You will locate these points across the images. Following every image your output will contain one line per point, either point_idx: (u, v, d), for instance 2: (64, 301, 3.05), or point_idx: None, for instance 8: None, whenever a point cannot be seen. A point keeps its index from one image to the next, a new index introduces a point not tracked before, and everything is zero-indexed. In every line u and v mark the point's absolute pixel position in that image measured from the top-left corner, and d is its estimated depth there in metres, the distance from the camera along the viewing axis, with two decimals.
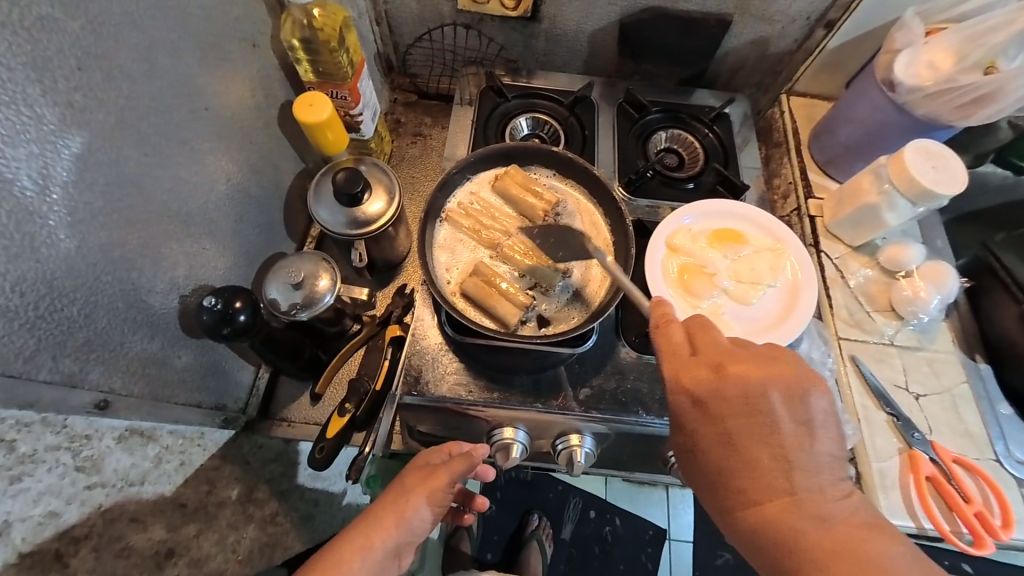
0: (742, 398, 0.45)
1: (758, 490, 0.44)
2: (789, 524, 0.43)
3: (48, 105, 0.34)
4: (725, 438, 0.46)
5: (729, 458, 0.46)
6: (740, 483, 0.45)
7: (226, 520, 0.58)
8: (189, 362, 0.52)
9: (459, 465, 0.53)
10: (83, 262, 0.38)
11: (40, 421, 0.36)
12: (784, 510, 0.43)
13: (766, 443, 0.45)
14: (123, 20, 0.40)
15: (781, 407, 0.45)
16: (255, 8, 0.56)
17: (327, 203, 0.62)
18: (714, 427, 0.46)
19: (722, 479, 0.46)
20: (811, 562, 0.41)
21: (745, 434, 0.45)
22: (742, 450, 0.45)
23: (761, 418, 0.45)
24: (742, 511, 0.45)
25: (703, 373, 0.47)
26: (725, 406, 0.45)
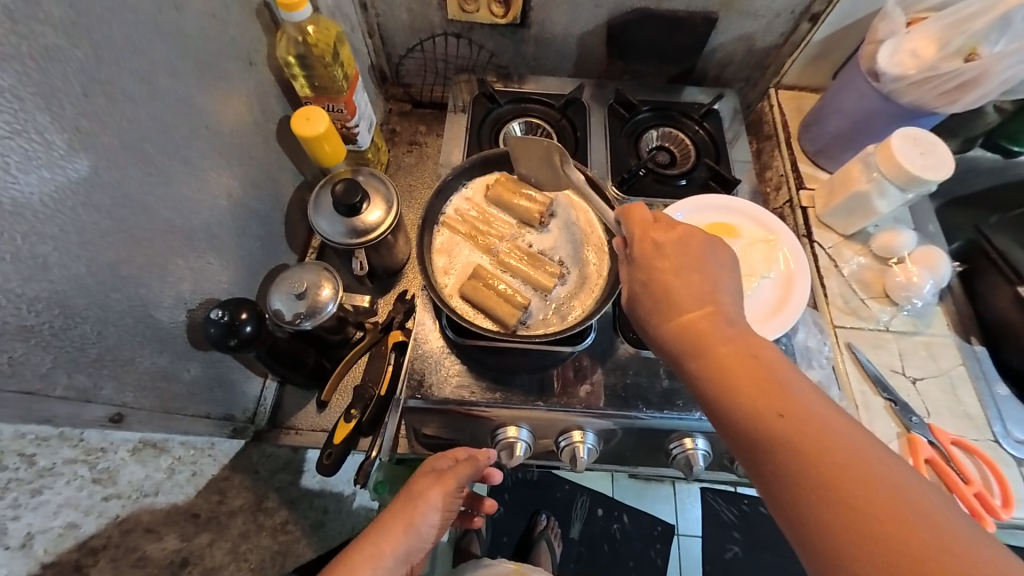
0: (688, 239, 0.47)
1: (698, 323, 0.42)
2: (704, 332, 0.42)
3: (57, 131, 0.36)
4: (666, 275, 0.46)
5: (670, 290, 0.45)
6: (679, 313, 0.44)
7: (237, 530, 0.59)
8: (196, 375, 0.53)
9: (465, 469, 0.56)
10: (93, 280, 0.39)
11: (57, 436, 0.37)
12: (701, 321, 0.42)
13: (694, 275, 0.45)
14: (124, 46, 0.41)
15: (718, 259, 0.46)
16: (249, 27, 0.58)
17: (326, 213, 0.63)
18: (659, 260, 0.46)
19: (664, 314, 0.45)
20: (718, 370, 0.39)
21: (686, 270, 0.45)
22: (677, 280, 0.45)
23: (699, 261, 0.46)
24: (681, 343, 0.43)
25: (658, 226, 0.49)
26: (665, 245, 0.47)
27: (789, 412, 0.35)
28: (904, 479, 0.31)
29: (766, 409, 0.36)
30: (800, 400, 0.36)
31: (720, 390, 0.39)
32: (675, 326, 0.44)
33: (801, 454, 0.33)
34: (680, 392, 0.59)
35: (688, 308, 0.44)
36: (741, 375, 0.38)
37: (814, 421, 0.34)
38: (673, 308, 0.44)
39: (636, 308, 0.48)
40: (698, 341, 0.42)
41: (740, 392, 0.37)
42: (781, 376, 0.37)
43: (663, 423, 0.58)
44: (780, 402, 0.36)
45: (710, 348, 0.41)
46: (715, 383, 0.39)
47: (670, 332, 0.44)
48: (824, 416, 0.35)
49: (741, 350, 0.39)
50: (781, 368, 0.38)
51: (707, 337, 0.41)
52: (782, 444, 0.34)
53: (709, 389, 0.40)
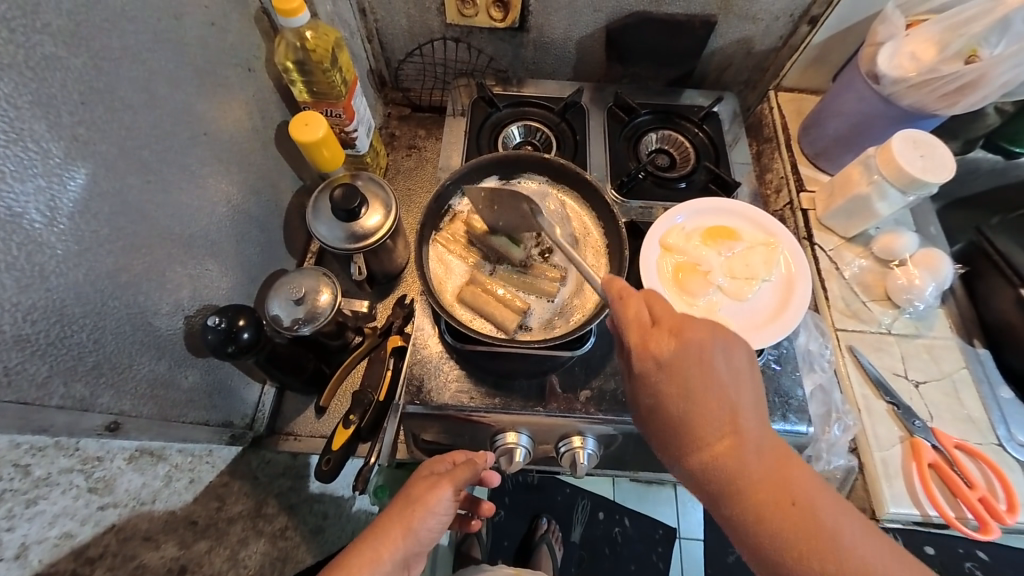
0: (697, 357, 0.44)
1: (726, 462, 0.42)
2: (732, 468, 0.41)
3: (54, 140, 0.36)
4: (683, 405, 0.44)
5: (691, 425, 0.43)
6: (705, 450, 0.43)
7: (237, 536, 0.57)
8: (195, 381, 0.53)
9: (463, 472, 0.55)
10: (91, 288, 0.39)
11: (53, 445, 0.37)
12: (725, 455, 0.42)
13: (709, 396, 0.43)
14: (122, 54, 0.41)
15: (726, 366, 0.44)
16: (248, 33, 0.58)
17: (325, 218, 0.63)
18: (671, 385, 0.44)
19: (686, 445, 0.44)
20: (752, 510, 0.41)
21: (703, 397, 0.43)
22: (693, 405, 0.43)
23: (710, 378, 0.43)
24: (711, 482, 0.42)
25: (659, 338, 0.45)
26: (676, 367, 0.44)
27: (829, 558, 0.38)
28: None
29: (811, 560, 0.39)
30: (832, 536, 0.39)
31: (762, 538, 0.40)
32: (701, 462, 0.43)
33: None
34: None
35: (712, 445, 0.42)
36: (781, 524, 0.40)
37: (855, 571, 0.38)
38: (696, 443, 0.43)
39: (652, 429, 0.47)
40: (731, 483, 0.41)
41: (784, 543, 0.39)
42: (817, 517, 0.39)
43: None
44: (821, 552, 0.38)
45: (746, 492, 0.41)
46: (756, 530, 0.40)
47: (696, 466, 0.43)
48: (861, 557, 0.38)
49: (776, 492, 0.40)
50: (814, 505, 0.40)
51: (738, 478, 0.41)
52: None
53: (749, 533, 0.41)
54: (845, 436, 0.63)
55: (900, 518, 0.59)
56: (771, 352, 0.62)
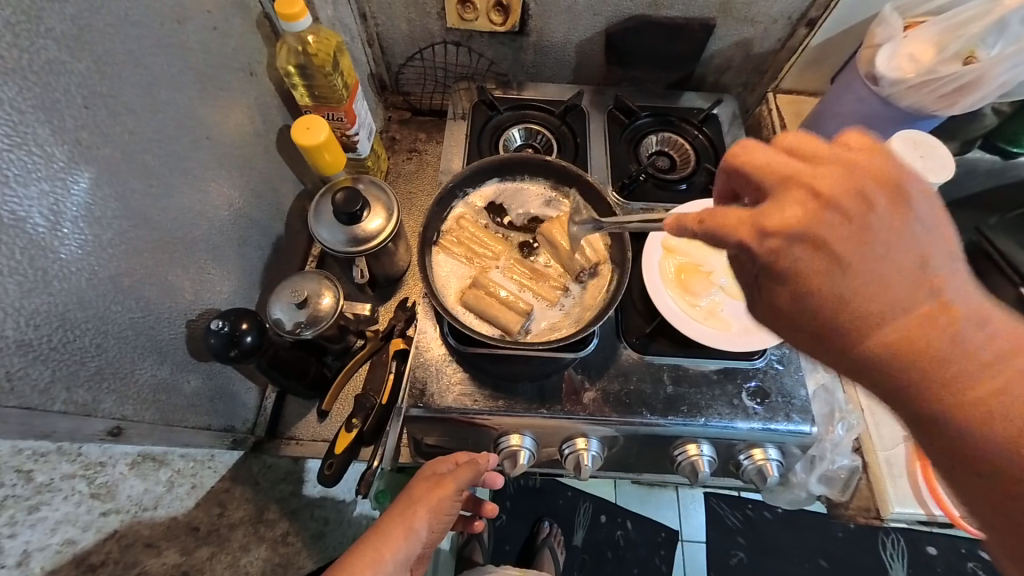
0: (844, 221, 0.32)
1: (930, 338, 0.30)
2: (922, 351, 0.30)
3: (58, 144, 0.36)
4: (827, 302, 0.33)
5: (865, 299, 0.31)
6: (889, 329, 0.31)
7: (238, 542, 0.56)
8: (197, 386, 0.53)
9: (465, 473, 0.55)
10: (95, 293, 0.39)
11: (56, 451, 0.37)
12: (913, 338, 0.31)
13: (875, 271, 0.31)
14: (125, 58, 0.41)
15: (890, 221, 0.32)
16: (250, 38, 0.58)
17: (327, 222, 0.63)
18: (822, 262, 0.32)
19: (849, 329, 0.32)
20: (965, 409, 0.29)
21: (854, 282, 0.32)
22: (859, 282, 0.32)
23: (876, 245, 0.32)
24: (897, 370, 0.31)
25: (800, 213, 0.33)
26: (823, 260, 0.32)
27: None
28: None
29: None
30: None
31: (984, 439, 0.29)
32: (877, 350, 0.31)
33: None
34: (684, 398, 0.59)
35: (902, 323, 0.31)
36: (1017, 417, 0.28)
37: None
38: (872, 326, 0.32)
39: (786, 319, 0.35)
40: (928, 366, 0.30)
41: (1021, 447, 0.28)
42: None
43: (669, 429, 0.58)
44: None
45: (938, 381, 0.30)
46: (963, 431, 0.29)
47: (869, 354, 0.32)
48: None
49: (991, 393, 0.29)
50: None
51: (922, 372, 0.30)
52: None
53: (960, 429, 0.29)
54: (849, 435, 0.62)
55: (904, 518, 0.60)
56: (774, 352, 0.62)
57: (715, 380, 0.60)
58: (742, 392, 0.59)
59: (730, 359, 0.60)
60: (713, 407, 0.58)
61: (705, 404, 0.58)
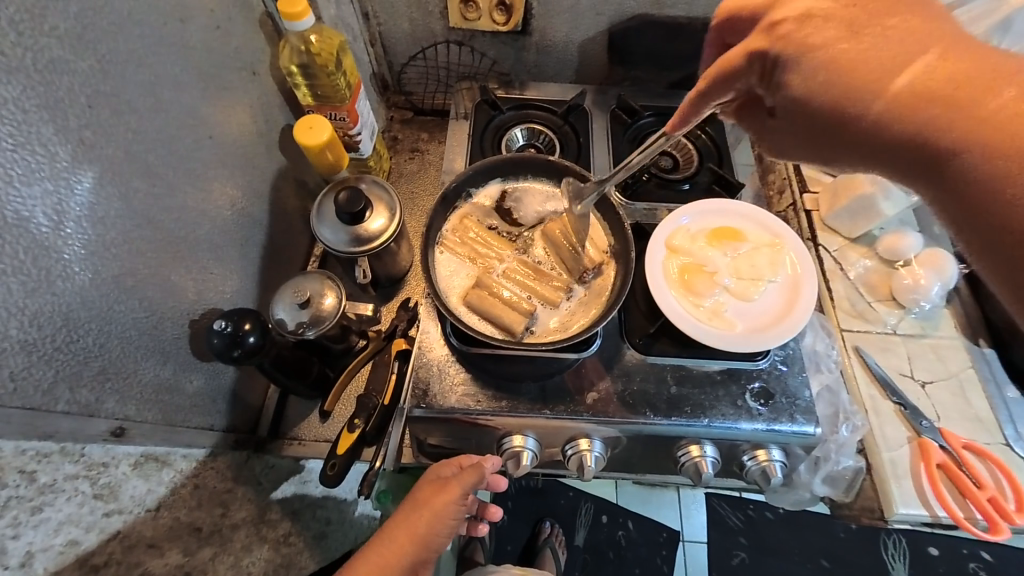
0: (859, 34, 0.36)
1: (955, 90, 0.33)
2: (930, 101, 0.34)
3: (61, 143, 0.35)
4: (844, 81, 0.36)
5: (887, 52, 0.35)
6: (912, 79, 0.34)
7: (241, 542, 0.56)
8: (199, 386, 0.53)
9: (469, 477, 0.55)
10: (97, 293, 0.39)
11: (58, 451, 0.37)
12: (920, 78, 0.34)
13: (888, 62, 0.35)
14: (128, 58, 0.41)
15: (902, 26, 0.36)
16: (252, 37, 0.58)
17: (329, 222, 0.63)
18: (839, 64, 0.37)
19: (872, 96, 0.36)
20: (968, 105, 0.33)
21: (865, 62, 0.36)
22: (874, 79, 0.36)
23: (888, 41, 0.35)
24: (919, 129, 0.34)
25: (810, 36, 0.38)
26: (836, 60, 0.37)
27: None
28: None
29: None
30: None
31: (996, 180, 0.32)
32: (899, 91, 0.35)
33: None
34: (687, 399, 0.58)
35: (917, 74, 0.34)
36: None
37: None
38: (892, 74, 0.35)
39: (810, 119, 0.39)
40: (958, 118, 0.33)
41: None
42: None
43: (672, 429, 0.58)
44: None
45: (941, 87, 0.33)
46: (970, 143, 0.32)
47: (890, 120, 0.35)
48: None
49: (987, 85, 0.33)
50: None
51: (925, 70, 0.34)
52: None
53: (976, 170, 0.33)
54: (854, 437, 0.62)
55: (908, 519, 0.60)
56: (778, 353, 0.61)
57: (718, 380, 0.60)
58: (745, 393, 0.59)
59: (733, 360, 0.60)
60: (717, 408, 0.58)
61: (709, 404, 0.58)
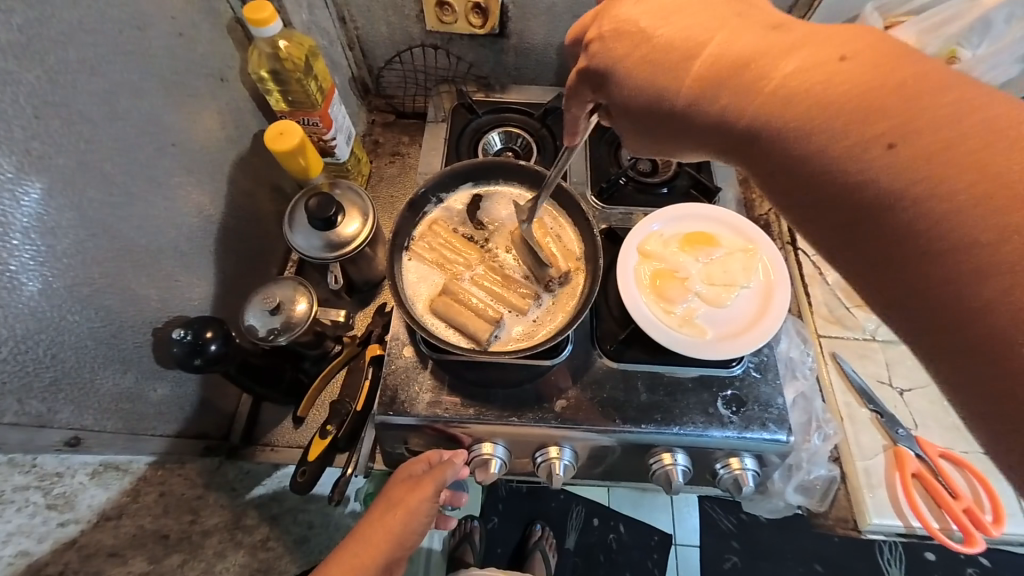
0: (666, 32, 0.38)
1: (753, 59, 0.34)
2: (724, 88, 0.35)
3: (6, 155, 0.35)
4: (657, 76, 0.38)
5: (685, 44, 0.37)
6: (715, 57, 0.35)
7: (213, 549, 0.55)
8: (165, 394, 0.53)
9: (442, 472, 0.54)
10: (47, 304, 0.39)
11: (7, 462, 0.37)
12: (714, 65, 0.35)
13: (693, 51, 0.37)
14: (81, 67, 0.41)
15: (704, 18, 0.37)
16: (219, 44, 0.58)
17: (301, 228, 0.63)
18: (648, 61, 0.38)
19: (672, 86, 0.37)
20: (759, 82, 0.33)
21: (671, 56, 0.37)
22: (681, 71, 0.37)
23: (692, 32, 0.37)
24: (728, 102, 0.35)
25: (625, 38, 0.40)
26: (646, 57, 0.39)
27: (881, 175, 0.28)
28: (972, 95, 0.27)
29: (862, 138, 0.29)
30: (923, 122, 0.27)
31: (806, 142, 0.31)
32: (707, 71, 0.36)
33: (858, 120, 0.29)
34: (658, 407, 0.58)
35: (714, 61, 0.35)
36: (827, 102, 0.30)
37: (931, 137, 0.27)
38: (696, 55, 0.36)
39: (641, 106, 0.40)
40: (751, 102, 0.33)
41: (835, 128, 0.30)
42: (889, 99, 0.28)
43: (643, 437, 0.57)
44: (890, 103, 0.28)
45: (737, 74, 0.34)
46: (774, 111, 0.32)
47: (695, 107, 0.37)
48: (939, 138, 0.27)
49: (776, 63, 0.33)
50: (859, 79, 0.29)
51: (721, 56, 0.35)
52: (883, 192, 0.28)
53: (785, 135, 0.32)
54: (826, 445, 0.62)
55: (882, 530, 0.60)
56: (751, 359, 0.61)
57: (690, 388, 0.59)
58: (717, 401, 0.58)
59: (706, 367, 0.59)
60: (688, 416, 0.57)
61: (679, 412, 0.58)
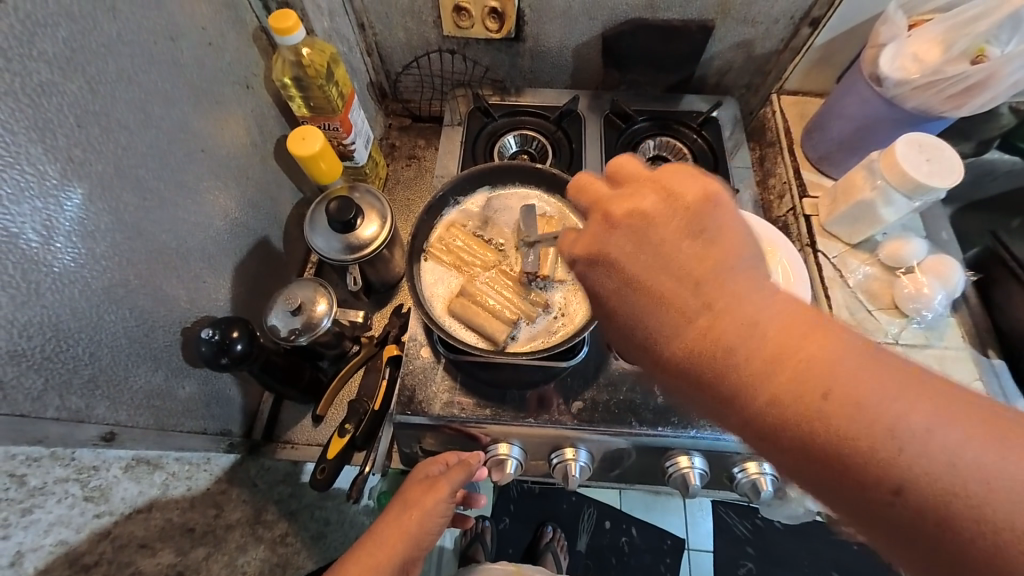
0: (650, 260, 0.34)
1: (713, 328, 0.30)
2: (709, 350, 0.30)
3: (50, 162, 0.37)
4: (647, 313, 0.33)
5: (665, 286, 0.32)
6: (698, 327, 0.30)
7: (235, 542, 0.57)
8: (192, 391, 0.55)
9: (457, 474, 0.55)
10: (86, 302, 0.41)
11: (49, 455, 0.39)
12: (699, 325, 0.30)
13: (680, 290, 0.32)
14: (118, 77, 0.43)
15: (686, 252, 0.33)
16: (245, 51, 0.60)
17: (322, 230, 0.64)
18: (644, 294, 0.33)
19: (666, 332, 0.32)
20: (739, 353, 0.29)
21: (665, 289, 0.32)
22: (667, 313, 0.32)
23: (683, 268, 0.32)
24: (694, 371, 0.31)
25: (617, 253, 0.35)
26: (643, 282, 0.33)
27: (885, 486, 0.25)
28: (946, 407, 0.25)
29: (830, 444, 0.26)
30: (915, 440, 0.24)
31: (768, 431, 0.28)
32: (672, 342, 0.31)
33: (842, 427, 0.25)
34: (675, 409, 0.58)
35: (699, 314, 0.31)
36: (813, 414, 0.26)
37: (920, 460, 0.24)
38: (669, 307, 0.32)
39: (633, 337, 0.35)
40: (737, 376, 0.29)
41: (794, 432, 0.27)
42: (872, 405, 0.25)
43: (660, 440, 0.57)
44: (839, 425, 0.25)
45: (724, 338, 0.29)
46: (761, 410, 0.28)
47: (683, 363, 0.31)
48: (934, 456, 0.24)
49: (761, 333, 0.29)
50: (842, 370, 0.26)
51: (707, 315, 0.30)
52: (871, 505, 0.25)
53: (745, 423, 0.29)
54: None
55: None
56: None
57: None
58: None
59: None
60: (705, 419, 0.57)
61: (696, 415, 0.57)
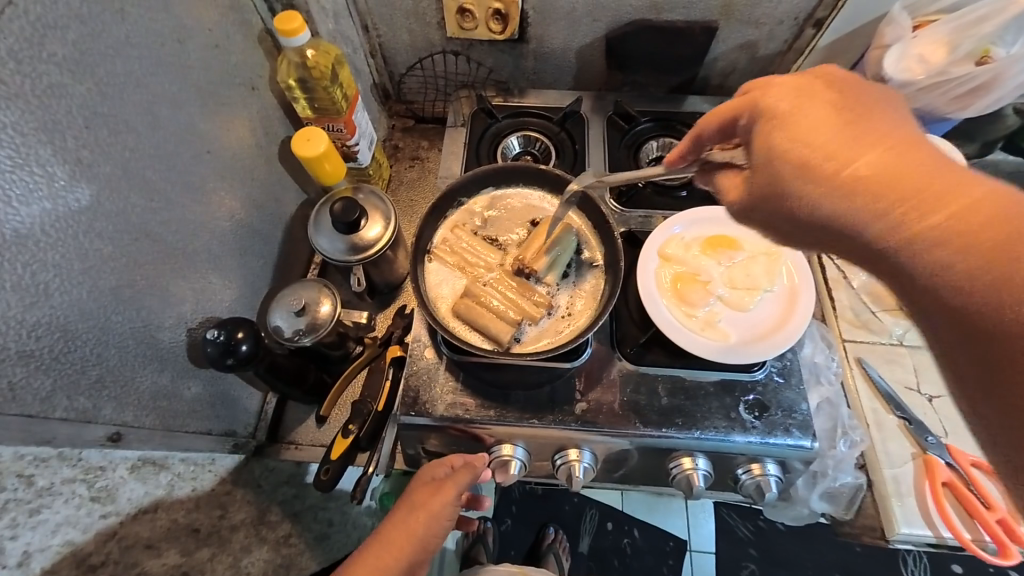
0: (812, 125, 0.35)
1: (891, 181, 0.31)
2: (886, 194, 0.31)
3: (59, 164, 0.37)
4: (789, 161, 0.35)
5: (834, 142, 0.34)
6: (865, 171, 0.32)
7: (240, 543, 0.56)
8: (198, 392, 0.55)
9: (463, 477, 0.55)
10: (93, 304, 0.41)
11: (57, 456, 0.39)
12: (861, 171, 0.32)
13: (845, 152, 0.33)
14: (126, 79, 0.43)
15: (870, 126, 0.34)
16: (250, 53, 0.60)
17: (326, 231, 0.64)
18: (791, 157, 0.35)
19: (812, 177, 0.34)
20: (929, 201, 0.30)
21: (836, 152, 0.33)
22: (832, 171, 0.33)
23: (836, 140, 0.34)
24: (848, 214, 0.32)
25: (776, 127, 0.36)
26: (797, 143, 0.35)
27: None
28: None
29: (980, 258, 0.28)
30: None
31: (931, 262, 0.30)
32: (842, 173, 0.33)
33: (1009, 260, 0.28)
34: (680, 410, 0.58)
35: (874, 165, 0.32)
36: (966, 249, 0.29)
37: None
38: (836, 160, 0.33)
39: (766, 192, 0.37)
40: (902, 220, 0.31)
41: (973, 266, 0.29)
42: None
43: (665, 441, 0.57)
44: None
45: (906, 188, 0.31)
46: (927, 243, 0.30)
47: (848, 211, 0.32)
48: None
49: (950, 185, 0.30)
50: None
51: (875, 166, 0.32)
52: (1010, 338, 0.28)
53: (922, 260, 0.30)
54: (853, 452, 0.61)
55: (912, 539, 0.59)
56: (775, 364, 0.60)
57: (713, 392, 0.58)
58: (740, 405, 0.58)
59: (730, 371, 0.59)
60: (710, 420, 0.57)
61: (701, 416, 0.57)
